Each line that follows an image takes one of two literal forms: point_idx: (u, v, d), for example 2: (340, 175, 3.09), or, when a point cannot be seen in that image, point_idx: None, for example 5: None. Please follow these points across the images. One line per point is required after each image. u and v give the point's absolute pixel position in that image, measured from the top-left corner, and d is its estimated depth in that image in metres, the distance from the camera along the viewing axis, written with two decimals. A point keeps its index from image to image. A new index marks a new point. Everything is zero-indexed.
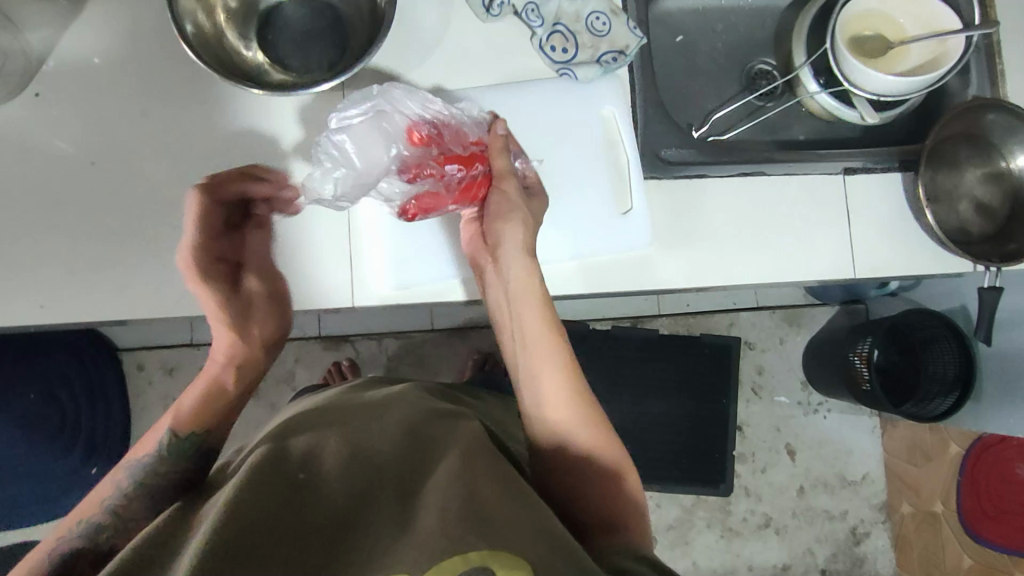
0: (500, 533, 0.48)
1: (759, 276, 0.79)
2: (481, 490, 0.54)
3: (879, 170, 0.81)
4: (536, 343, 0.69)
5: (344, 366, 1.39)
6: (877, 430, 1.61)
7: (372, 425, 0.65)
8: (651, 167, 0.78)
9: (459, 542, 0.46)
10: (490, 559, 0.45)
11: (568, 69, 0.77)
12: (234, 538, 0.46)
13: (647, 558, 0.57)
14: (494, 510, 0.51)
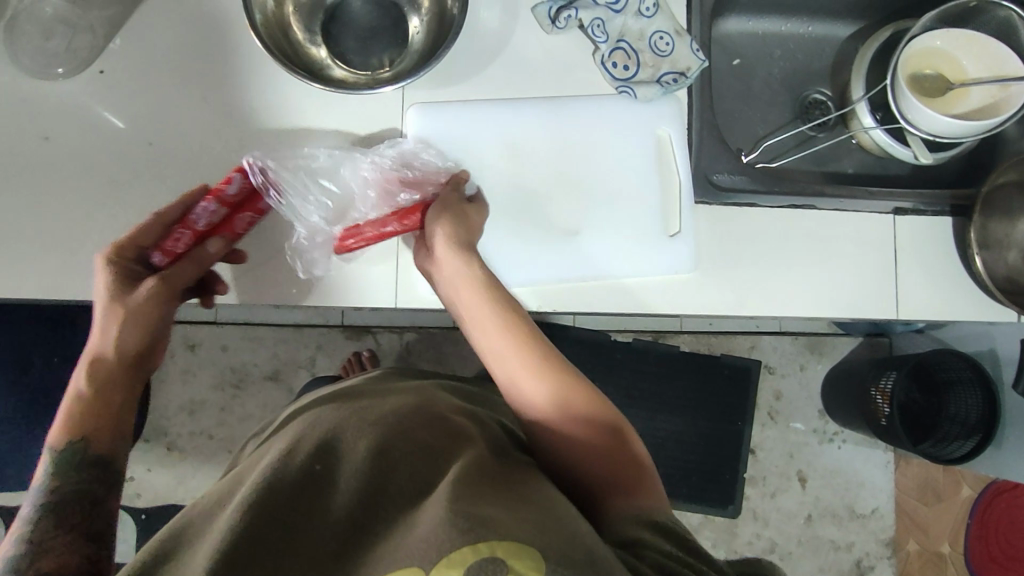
0: (505, 525, 0.47)
1: (800, 307, 0.78)
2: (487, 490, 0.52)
3: (930, 212, 0.81)
4: (492, 328, 0.66)
5: (364, 356, 1.40)
6: (890, 464, 1.58)
7: (376, 414, 0.63)
8: (703, 191, 0.77)
9: (471, 533, 0.45)
10: (501, 550, 0.44)
11: (628, 87, 0.76)
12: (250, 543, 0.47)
13: (660, 523, 0.55)
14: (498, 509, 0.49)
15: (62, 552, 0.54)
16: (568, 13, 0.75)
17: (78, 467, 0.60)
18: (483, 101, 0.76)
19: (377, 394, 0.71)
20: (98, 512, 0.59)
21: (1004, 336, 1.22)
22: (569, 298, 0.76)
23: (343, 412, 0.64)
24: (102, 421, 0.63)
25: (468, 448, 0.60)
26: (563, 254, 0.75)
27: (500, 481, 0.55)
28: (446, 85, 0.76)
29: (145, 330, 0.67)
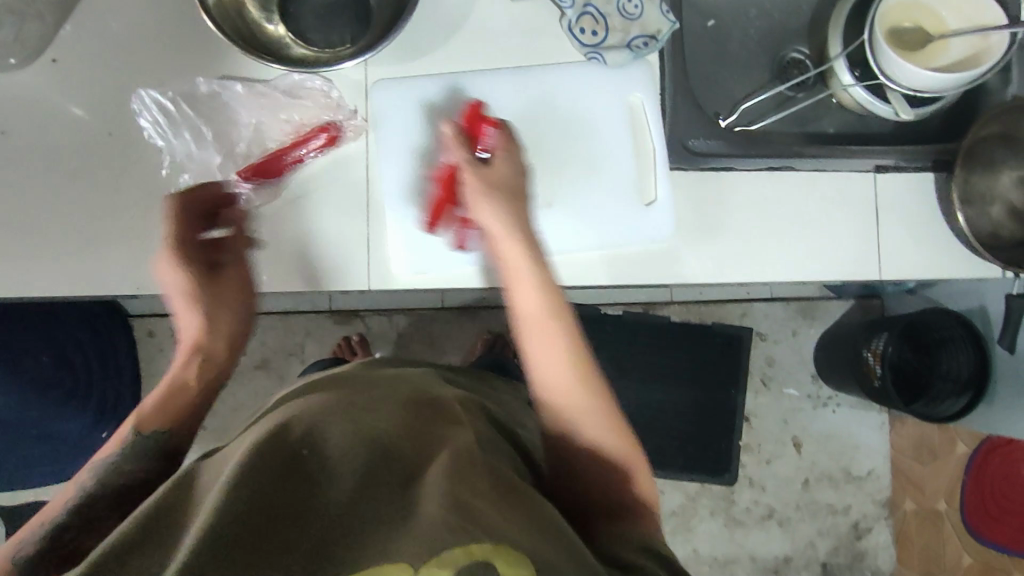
0: (491, 521, 0.47)
1: (780, 272, 0.77)
2: (475, 488, 0.51)
3: (911, 169, 0.79)
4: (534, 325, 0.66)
5: (353, 341, 1.39)
6: (885, 426, 1.59)
7: (366, 402, 0.62)
8: (678, 158, 0.75)
9: (461, 534, 0.44)
10: (494, 556, 0.43)
11: (597, 53, 0.74)
12: (233, 526, 0.44)
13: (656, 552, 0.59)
14: (482, 509, 0.48)
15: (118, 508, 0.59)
16: None
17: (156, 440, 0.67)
18: (448, 76, 0.74)
19: (364, 380, 0.70)
20: (159, 482, 0.63)
21: (995, 293, 1.21)
22: None
23: (332, 397, 0.63)
24: (171, 411, 0.71)
25: (457, 439, 0.59)
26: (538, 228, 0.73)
27: (487, 475, 0.54)
28: (411, 60, 0.75)
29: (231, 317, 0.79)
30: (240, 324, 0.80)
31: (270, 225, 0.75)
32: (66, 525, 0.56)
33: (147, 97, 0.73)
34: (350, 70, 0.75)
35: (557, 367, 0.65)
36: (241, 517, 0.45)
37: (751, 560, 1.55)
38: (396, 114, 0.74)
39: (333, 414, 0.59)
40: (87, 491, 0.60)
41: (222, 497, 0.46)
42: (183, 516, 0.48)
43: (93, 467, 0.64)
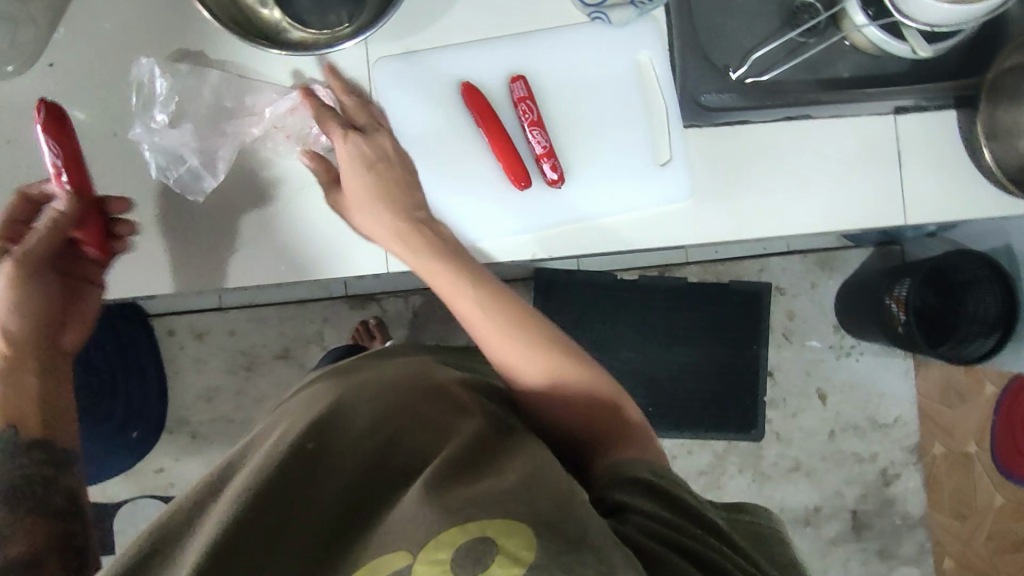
0: (501, 500, 0.47)
1: (804, 224, 0.75)
2: (487, 472, 0.52)
3: (934, 107, 0.77)
4: (468, 313, 0.67)
5: (371, 325, 1.40)
6: (911, 371, 1.58)
7: (371, 399, 0.62)
8: (691, 114, 0.73)
9: (458, 513, 0.45)
10: (490, 530, 0.44)
11: (601, 12, 0.71)
12: (239, 530, 0.46)
13: (642, 476, 0.55)
14: (480, 489, 0.48)
15: (29, 533, 0.55)
16: None
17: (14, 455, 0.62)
18: (447, 48, 0.72)
19: (375, 367, 0.71)
20: (50, 490, 0.60)
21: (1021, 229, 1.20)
22: (561, 242, 0.74)
23: (341, 390, 0.64)
24: (17, 402, 0.65)
25: (463, 425, 0.59)
26: (552, 199, 0.73)
27: (494, 455, 0.55)
28: (411, 33, 0.72)
29: (22, 314, 0.67)
30: (48, 300, 0.69)
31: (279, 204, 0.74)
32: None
33: (160, 77, 0.72)
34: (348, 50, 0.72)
35: (507, 348, 0.65)
36: (247, 520, 0.47)
37: (781, 513, 1.56)
38: (398, 94, 0.72)
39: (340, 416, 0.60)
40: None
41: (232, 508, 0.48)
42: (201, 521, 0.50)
43: None
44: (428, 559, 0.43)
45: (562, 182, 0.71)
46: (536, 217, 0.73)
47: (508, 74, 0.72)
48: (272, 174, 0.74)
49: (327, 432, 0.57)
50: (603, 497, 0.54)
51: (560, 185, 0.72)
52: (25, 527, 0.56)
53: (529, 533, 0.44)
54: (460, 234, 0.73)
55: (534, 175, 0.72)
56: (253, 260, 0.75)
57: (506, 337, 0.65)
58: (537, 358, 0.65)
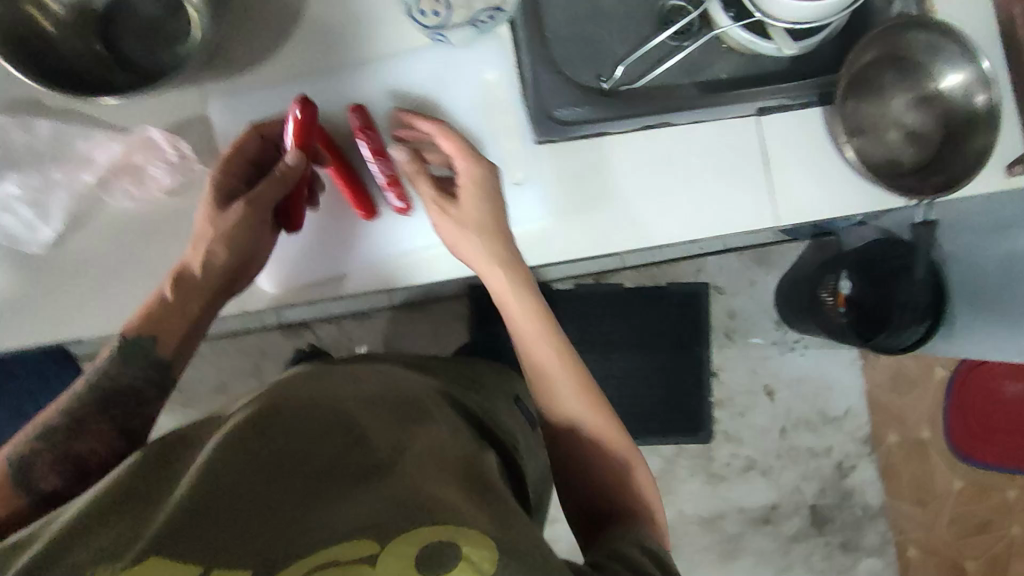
0: (463, 512, 0.44)
1: (672, 234, 0.74)
2: (457, 481, 0.49)
3: (796, 106, 0.75)
4: (524, 321, 0.69)
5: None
6: (858, 361, 1.55)
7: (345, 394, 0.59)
8: (546, 130, 0.72)
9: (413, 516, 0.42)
10: (447, 534, 0.41)
11: (441, 34, 0.69)
12: (186, 515, 0.41)
13: (652, 550, 0.54)
14: (458, 504, 0.45)
15: (100, 440, 0.55)
16: None
17: (139, 360, 0.59)
18: (284, 80, 0.69)
19: (350, 371, 0.65)
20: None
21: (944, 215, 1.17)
22: (418, 269, 0.73)
23: (303, 386, 0.59)
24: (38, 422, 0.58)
25: (431, 431, 0.55)
26: (406, 226, 0.72)
27: (468, 469, 0.52)
28: (247, 67, 0.69)
29: (240, 251, 0.63)
30: (258, 242, 0.65)
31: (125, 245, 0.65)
32: (34, 453, 0.53)
33: None
34: (177, 91, 0.67)
35: (551, 358, 0.68)
36: (198, 506, 0.42)
37: (738, 514, 1.53)
38: (232, 133, 0.67)
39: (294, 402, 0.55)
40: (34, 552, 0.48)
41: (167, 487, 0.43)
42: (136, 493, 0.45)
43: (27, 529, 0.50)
44: (395, 551, 0.40)
45: (411, 210, 0.71)
46: (392, 246, 0.72)
47: (350, 102, 0.69)
48: None
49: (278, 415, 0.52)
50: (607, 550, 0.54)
51: (411, 212, 0.71)
52: (98, 434, 0.55)
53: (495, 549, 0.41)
54: (308, 268, 0.73)
55: (383, 204, 0.71)
56: None
57: (553, 343, 0.68)
58: (582, 399, 0.67)
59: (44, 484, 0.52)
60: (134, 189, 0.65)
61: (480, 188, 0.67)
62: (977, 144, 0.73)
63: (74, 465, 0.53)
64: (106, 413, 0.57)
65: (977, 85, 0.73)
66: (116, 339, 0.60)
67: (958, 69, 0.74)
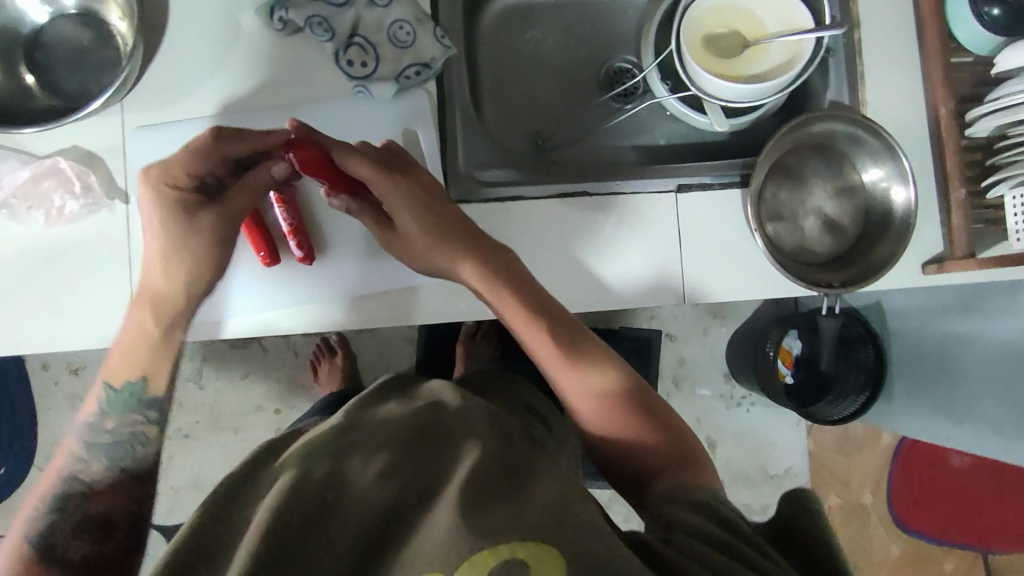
0: (500, 518, 0.42)
1: (580, 301, 0.74)
2: (489, 478, 0.46)
3: (717, 185, 0.76)
4: (521, 326, 0.64)
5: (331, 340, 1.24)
6: (802, 425, 1.51)
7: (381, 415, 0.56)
8: (465, 188, 0.73)
9: (497, 530, 0.41)
10: (517, 552, 0.40)
11: (365, 85, 0.70)
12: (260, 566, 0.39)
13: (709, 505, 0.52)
14: (494, 507, 0.43)
15: (112, 494, 0.60)
16: (281, 13, 0.67)
17: (131, 407, 0.63)
18: (196, 120, 0.68)
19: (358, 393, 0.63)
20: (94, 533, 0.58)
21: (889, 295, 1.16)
22: (314, 320, 0.72)
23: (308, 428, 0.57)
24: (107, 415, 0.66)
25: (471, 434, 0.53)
26: (308, 275, 0.72)
27: (527, 474, 0.49)
28: (165, 105, 0.69)
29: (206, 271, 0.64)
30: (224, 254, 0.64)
31: (56, 273, 0.66)
32: (52, 525, 0.57)
33: None
34: (92, 119, 0.68)
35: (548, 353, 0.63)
36: (281, 552, 0.40)
37: None
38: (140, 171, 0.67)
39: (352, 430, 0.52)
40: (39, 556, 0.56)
41: (258, 532, 0.41)
42: (221, 547, 0.42)
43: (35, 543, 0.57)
44: None
45: (312, 259, 0.71)
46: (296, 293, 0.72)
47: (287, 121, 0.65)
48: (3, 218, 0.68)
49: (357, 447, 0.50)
50: (660, 517, 0.52)
51: (312, 262, 0.71)
52: (105, 482, 0.61)
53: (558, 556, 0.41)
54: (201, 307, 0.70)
55: (284, 251, 0.71)
56: None
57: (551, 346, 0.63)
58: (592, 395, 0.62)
59: (73, 552, 0.56)
60: (39, 215, 0.65)
61: (421, 193, 0.66)
62: (885, 248, 0.73)
63: (96, 523, 0.58)
64: (108, 468, 0.62)
65: (894, 183, 0.73)
66: (103, 384, 0.63)
67: (878, 165, 0.74)
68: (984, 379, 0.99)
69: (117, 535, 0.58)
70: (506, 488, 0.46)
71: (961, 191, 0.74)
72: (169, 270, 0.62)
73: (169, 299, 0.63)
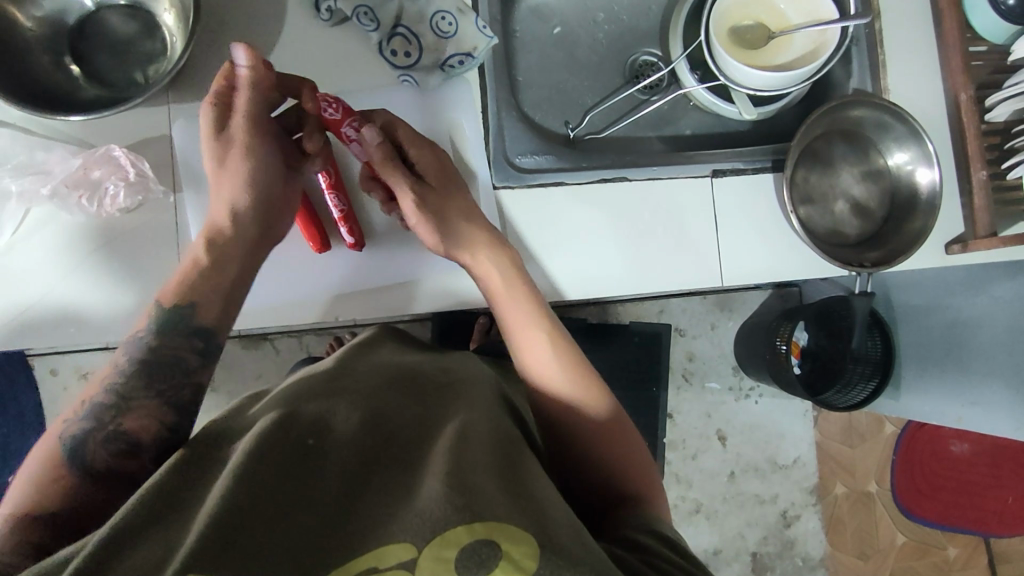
0: (470, 490, 0.41)
1: (621, 284, 0.76)
2: (472, 456, 0.45)
3: (750, 170, 0.78)
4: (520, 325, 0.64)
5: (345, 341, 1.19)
6: (811, 413, 1.46)
7: (368, 379, 0.55)
8: (505, 175, 0.74)
9: (473, 507, 0.39)
10: (495, 532, 0.38)
11: (409, 75, 0.71)
12: (227, 510, 0.38)
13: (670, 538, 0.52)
14: (470, 483, 0.41)
15: (145, 416, 0.53)
16: (328, 4, 0.69)
17: (177, 330, 0.57)
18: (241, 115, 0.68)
19: (356, 352, 0.63)
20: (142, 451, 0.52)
21: (900, 281, 1.14)
22: (368, 307, 0.73)
23: (295, 384, 0.56)
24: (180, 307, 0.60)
25: (458, 415, 0.52)
26: (359, 261, 0.73)
27: (511, 459, 0.48)
28: (213, 96, 0.69)
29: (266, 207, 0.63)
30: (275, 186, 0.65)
31: (98, 255, 0.66)
32: (86, 436, 0.52)
33: None
34: (142, 110, 0.68)
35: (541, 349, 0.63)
36: (249, 499, 0.39)
37: None
38: (188, 159, 0.68)
39: (333, 396, 0.52)
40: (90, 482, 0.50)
41: (226, 481, 0.40)
42: (190, 496, 0.42)
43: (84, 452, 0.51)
44: (432, 557, 0.37)
45: (362, 246, 0.72)
46: (346, 281, 0.73)
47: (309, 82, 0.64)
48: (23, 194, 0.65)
49: (334, 415, 0.49)
50: (618, 537, 0.51)
51: (361, 248, 0.73)
52: (141, 404, 0.53)
53: (534, 542, 0.38)
54: (258, 298, 0.72)
55: (335, 240, 0.73)
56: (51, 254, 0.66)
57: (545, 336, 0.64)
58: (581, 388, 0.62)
59: (98, 466, 0.51)
60: (89, 204, 0.65)
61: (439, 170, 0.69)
62: (914, 226, 0.76)
63: (124, 441, 0.52)
64: (150, 390, 0.54)
65: (919, 166, 0.76)
66: (153, 304, 0.58)
67: (904, 148, 0.77)
68: (992, 362, 1.00)
69: (145, 459, 0.52)
70: (489, 470, 0.45)
71: (983, 172, 0.77)
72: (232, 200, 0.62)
73: (227, 235, 0.62)
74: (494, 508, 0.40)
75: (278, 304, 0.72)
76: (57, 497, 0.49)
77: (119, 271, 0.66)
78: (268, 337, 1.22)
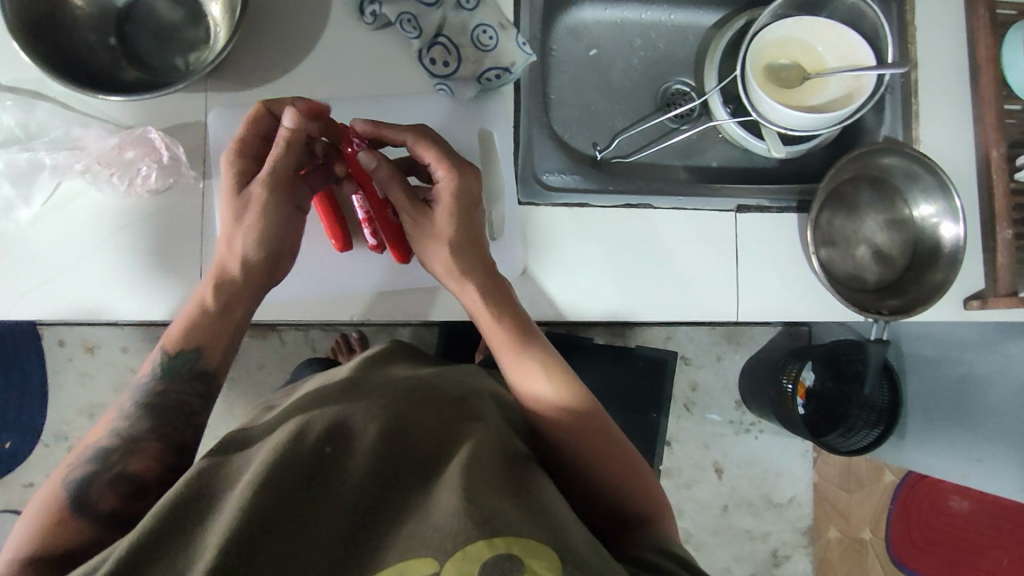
0: (492, 507, 0.41)
1: (636, 311, 0.76)
2: (488, 473, 0.46)
3: (775, 209, 0.78)
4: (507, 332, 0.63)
5: (352, 338, 1.19)
6: (810, 454, 1.45)
7: (385, 388, 0.56)
8: (530, 193, 0.74)
9: (493, 522, 0.39)
10: (517, 546, 0.38)
11: (446, 84, 0.72)
12: (246, 524, 0.38)
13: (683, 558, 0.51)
14: (491, 499, 0.42)
15: (151, 457, 0.54)
16: (373, 8, 0.69)
17: (184, 375, 0.59)
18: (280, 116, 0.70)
19: (375, 364, 0.63)
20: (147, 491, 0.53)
21: (912, 332, 1.14)
22: (385, 310, 0.74)
23: (313, 392, 0.56)
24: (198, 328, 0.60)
25: (474, 430, 0.52)
26: (379, 262, 0.73)
27: (525, 477, 0.48)
28: (250, 88, 0.70)
29: (275, 232, 0.62)
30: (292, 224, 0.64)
31: (124, 237, 0.67)
32: (90, 477, 0.52)
33: None
34: (180, 95, 0.69)
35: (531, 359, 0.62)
36: (269, 512, 0.40)
37: None
38: (221, 148, 0.69)
39: (350, 403, 0.52)
40: (93, 524, 0.50)
41: (246, 492, 0.40)
42: (212, 504, 0.42)
43: (85, 495, 0.51)
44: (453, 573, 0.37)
45: (384, 248, 0.72)
46: (363, 283, 0.73)
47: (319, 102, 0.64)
48: (57, 168, 0.66)
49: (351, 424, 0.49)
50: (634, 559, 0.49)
51: (383, 249, 0.73)
52: (148, 444, 0.55)
53: (556, 557, 0.39)
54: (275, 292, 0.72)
55: (358, 239, 0.73)
56: (54, 243, 0.66)
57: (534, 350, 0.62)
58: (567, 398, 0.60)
59: (102, 506, 0.51)
60: (120, 182, 0.66)
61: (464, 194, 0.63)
62: (935, 278, 0.76)
63: (130, 482, 0.52)
64: (157, 431, 0.56)
65: (945, 220, 0.76)
66: (159, 351, 0.60)
67: (930, 202, 0.77)
68: (1000, 422, 0.99)
69: (150, 500, 0.53)
70: (505, 489, 0.45)
71: (1008, 232, 0.78)
72: (235, 232, 0.62)
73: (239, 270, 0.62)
74: (515, 524, 0.40)
75: (294, 299, 0.73)
76: (59, 538, 0.48)
77: (129, 279, 0.67)
78: (276, 328, 1.22)
